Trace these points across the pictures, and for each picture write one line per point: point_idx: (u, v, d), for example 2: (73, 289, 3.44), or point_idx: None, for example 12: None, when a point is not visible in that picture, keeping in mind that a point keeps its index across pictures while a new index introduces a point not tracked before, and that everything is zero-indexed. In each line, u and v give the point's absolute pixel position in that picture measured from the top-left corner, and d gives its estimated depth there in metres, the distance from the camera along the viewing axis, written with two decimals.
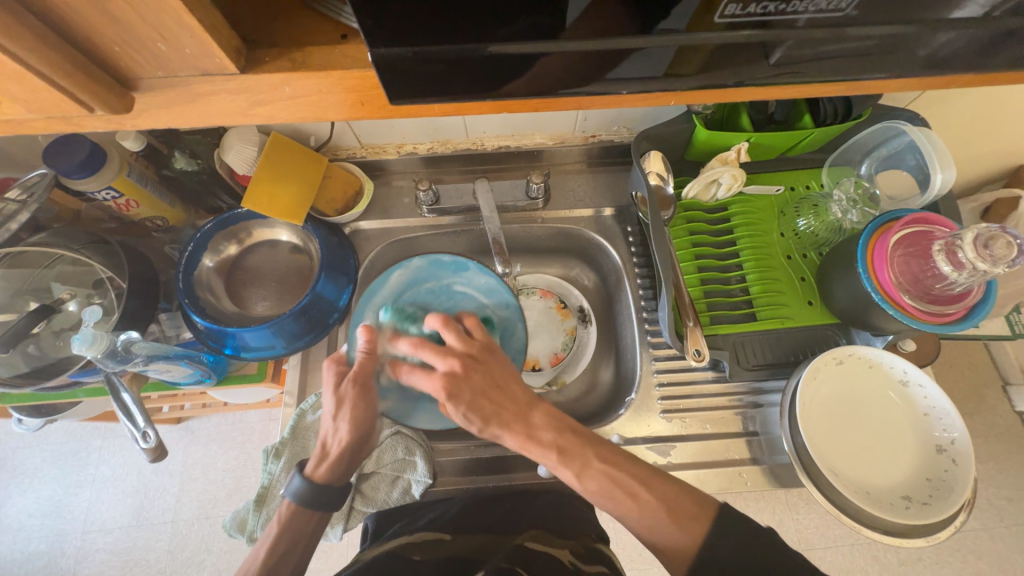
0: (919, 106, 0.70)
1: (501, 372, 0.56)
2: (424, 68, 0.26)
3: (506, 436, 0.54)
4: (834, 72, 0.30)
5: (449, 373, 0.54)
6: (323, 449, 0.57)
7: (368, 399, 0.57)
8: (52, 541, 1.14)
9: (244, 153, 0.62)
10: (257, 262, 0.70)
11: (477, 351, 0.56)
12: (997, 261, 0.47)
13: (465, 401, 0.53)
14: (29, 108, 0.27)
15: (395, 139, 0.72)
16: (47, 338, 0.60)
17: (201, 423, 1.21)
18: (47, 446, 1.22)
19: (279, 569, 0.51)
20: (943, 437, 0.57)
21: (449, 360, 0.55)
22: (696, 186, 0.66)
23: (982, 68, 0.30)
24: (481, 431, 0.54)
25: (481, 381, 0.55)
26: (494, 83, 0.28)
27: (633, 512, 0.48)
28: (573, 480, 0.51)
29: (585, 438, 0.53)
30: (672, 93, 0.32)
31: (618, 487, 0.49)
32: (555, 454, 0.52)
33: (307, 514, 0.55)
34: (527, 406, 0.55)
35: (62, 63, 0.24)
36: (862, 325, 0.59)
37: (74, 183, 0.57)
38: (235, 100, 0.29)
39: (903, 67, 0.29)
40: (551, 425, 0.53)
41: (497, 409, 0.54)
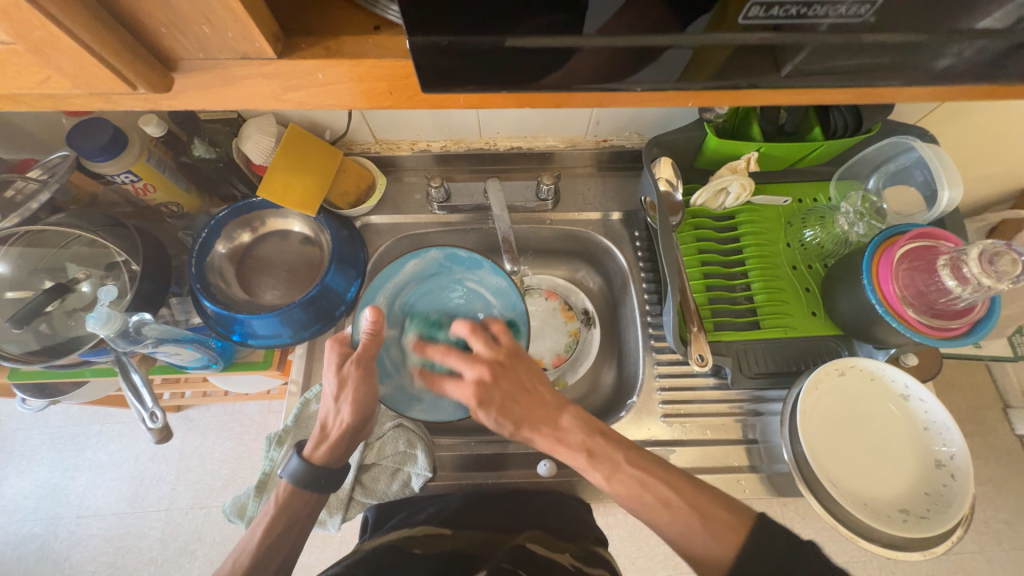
0: (930, 123, 0.71)
1: (528, 377, 0.56)
2: (449, 62, 0.28)
3: (536, 439, 0.54)
4: (850, 78, 0.31)
5: (478, 381, 0.55)
6: (322, 431, 0.57)
7: (370, 382, 0.57)
8: (47, 525, 1.14)
9: (262, 144, 0.64)
10: (267, 252, 0.71)
11: (503, 359, 0.57)
12: (1002, 277, 0.48)
13: (495, 406, 0.54)
14: (73, 83, 0.28)
15: (409, 135, 0.74)
16: (60, 317, 0.61)
17: (201, 412, 1.22)
18: (46, 429, 1.22)
19: (275, 550, 0.52)
20: (943, 452, 0.57)
21: (476, 368, 0.55)
22: (706, 193, 0.67)
23: (992, 79, 0.31)
24: (513, 435, 0.55)
25: (510, 387, 0.55)
26: (518, 73, 0.29)
27: (666, 518, 0.48)
28: (603, 483, 0.51)
29: (611, 439, 0.53)
30: (688, 94, 0.33)
31: (648, 492, 0.49)
32: (585, 457, 0.52)
33: (303, 495, 0.55)
34: (554, 409, 0.55)
35: (109, 39, 0.25)
36: (865, 337, 0.60)
37: (95, 165, 0.58)
38: (269, 85, 0.29)
39: (917, 76, 0.30)
40: (580, 427, 0.53)
41: (527, 413, 0.55)
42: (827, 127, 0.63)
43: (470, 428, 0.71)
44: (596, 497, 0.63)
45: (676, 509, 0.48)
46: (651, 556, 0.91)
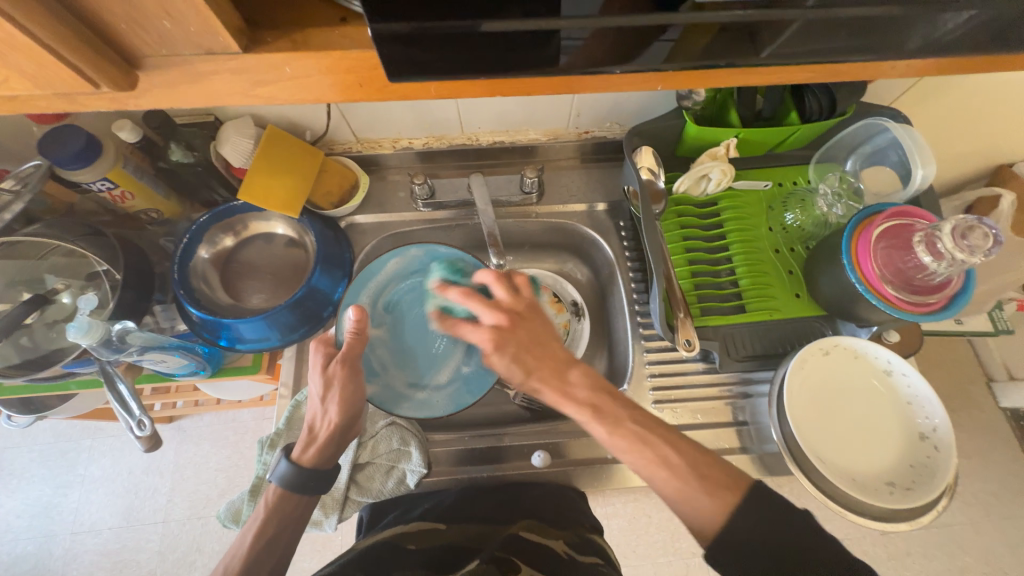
0: (903, 104, 0.72)
1: (542, 329, 0.57)
2: (414, 52, 0.28)
3: (545, 390, 0.54)
4: (814, 55, 0.31)
5: (496, 328, 0.55)
6: (310, 433, 0.57)
7: (357, 381, 0.57)
8: (40, 543, 1.12)
9: (240, 146, 0.63)
10: (252, 256, 0.70)
11: (522, 308, 0.57)
12: (974, 251, 0.49)
13: (510, 353, 0.55)
14: (35, 83, 0.27)
15: (390, 133, 0.73)
16: (40, 329, 0.60)
17: (194, 422, 1.21)
18: (35, 446, 1.20)
19: (267, 555, 0.51)
20: (926, 424, 0.58)
21: (495, 313, 0.56)
22: (687, 180, 0.68)
23: (948, 51, 0.31)
24: (523, 383, 0.55)
25: (525, 337, 0.56)
26: (487, 61, 0.29)
27: (661, 475, 0.48)
28: (605, 437, 0.51)
29: (618, 400, 0.53)
30: (658, 76, 0.33)
31: (648, 450, 0.49)
32: (589, 411, 0.52)
33: (294, 497, 0.55)
34: (566, 362, 0.55)
35: (69, 37, 0.25)
36: (846, 316, 0.61)
37: (69, 173, 0.57)
38: (237, 81, 0.29)
39: (876, 48, 0.31)
40: (588, 384, 0.53)
41: (540, 363, 0.54)
42: (803, 111, 0.64)
43: (464, 424, 0.72)
44: (591, 486, 0.64)
45: (668, 490, 0.48)
46: (650, 543, 0.92)
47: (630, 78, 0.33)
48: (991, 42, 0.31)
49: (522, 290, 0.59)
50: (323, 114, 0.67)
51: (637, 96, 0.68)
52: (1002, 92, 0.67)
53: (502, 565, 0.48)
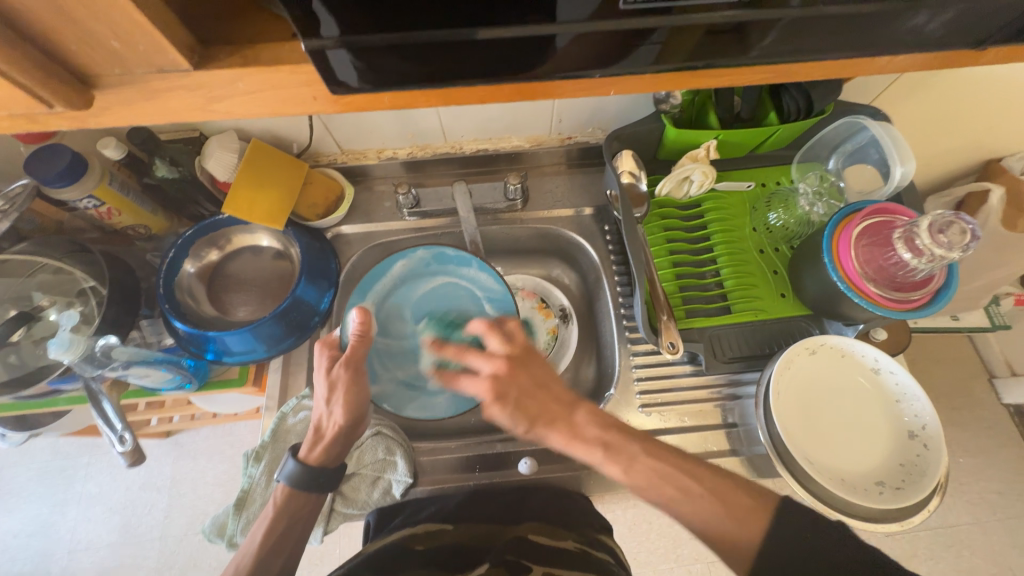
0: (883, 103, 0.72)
1: (545, 373, 0.55)
2: (390, 60, 0.29)
3: (551, 437, 0.52)
4: (760, 54, 0.32)
5: (495, 376, 0.53)
6: (316, 432, 0.57)
7: (361, 384, 0.57)
8: (38, 562, 1.12)
9: (225, 160, 0.64)
10: (238, 269, 0.71)
11: (522, 355, 0.55)
12: (952, 247, 0.49)
13: (511, 401, 0.53)
14: None
15: (374, 144, 0.74)
16: (27, 346, 0.60)
17: (191, 436, 1.21)
18: (33, 464, 1.20)
19: (279, 548, 0.52)
20: (914, 422, 0.58)
21: (492, 362, 0.54)
22: (670, 182, 0.68)
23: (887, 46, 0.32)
24: (527, 434, 0.53)
25: (527, 382, 0.54)
26: (454, 67, 0.30)
27: (685, 507, 0.47)
28: (621, 477, 0.50)
29: (628, 435, 0.52)
30: (607, 80, 0.33)
31: (669, 484, 0.48)
32: (600, 450, 0.51)
33: (301, 496, 0.54)
34: (569, 407, 0.54)
35: (17, 59, 0.25)
36: (833, 315, 0.61)
37: (55, 191, 0.58)
38: (191, 97, 0.30)
39: (815, 45, 0.32)
40: (596, 422, 0.53)
41: (542, 411, 0.53)
42: (781, 111, 0.64)
43: (452, 433, 0.71)
44: (580, 493, 0.63)
45: (677, 509, 0.47)
46: (651, 550, 0.91)
47: (579, 86, 0.33)
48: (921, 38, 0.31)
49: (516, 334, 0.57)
50: (305, 127, 0.68)
51: (616, 100, 0.69)
52: (985, 87, 0.67)
53: (512, 567, 0.49)
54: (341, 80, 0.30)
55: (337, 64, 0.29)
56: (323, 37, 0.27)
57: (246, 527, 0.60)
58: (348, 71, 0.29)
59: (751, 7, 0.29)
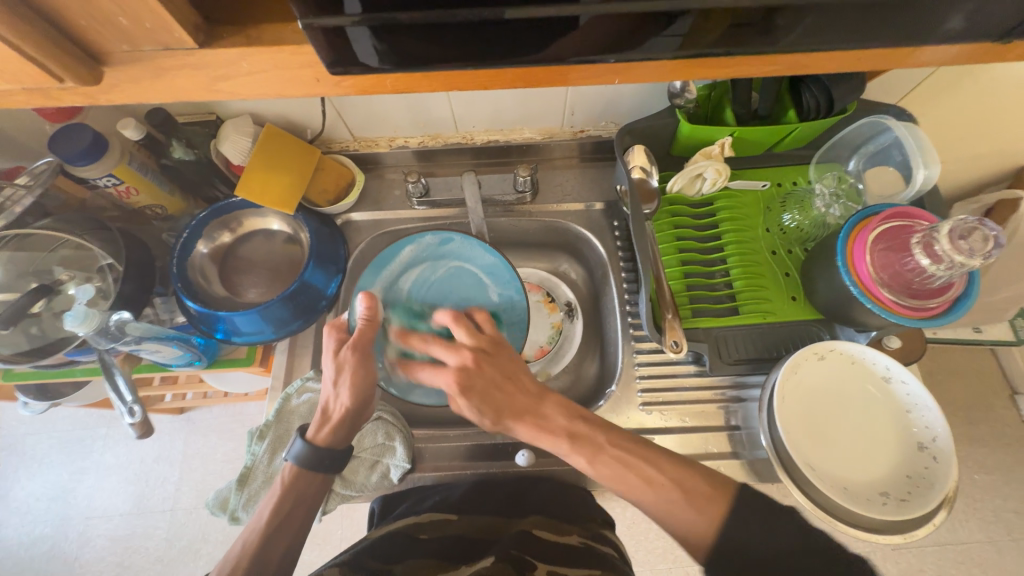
0: (910, 103, 0.70)
1: (512, 364, 0.58)
2: (408, 41, 0.29)
3: (519, 427, 0.55)
4: (771, 43, 0.31)
5: (460, 368, 0.55)
6: (324, 414, 0.58)
7: (368, 366, 0.57)
8: (57, 526, 1.17)
9: (240, 144, 0.65)
10: (250, 251, 0.72)
11: (486, 346, 0.58)
12: (973, 254, 0.47)
13: (476, 393, 0.55)
14: (4, 78, 0.29)
15: (386, 132, 0.75)
16: (47, 318, 0.62)
17: (204, 414, 1.24)
18: (55, 432, 1.25)
19: (286, 526, 0.53)
20: (924, 434, 0.56)
21: (458, 355, 0.56)
22: (681, 179, 0.67)
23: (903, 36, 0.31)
24: (495, 425, 0.55)
25: (492, 373, 0.56)
26: (462, 51, 0.30)
27: (649, 496, 0.48)
28: (585, 467, 0.52)
29: (593, 426, 0.54)
30: (613, 66, 0.33)
31: (631, 472, 0.50)
32: (566, 441, 0.53)
33: (310, 476, 0.56)
34: (537, 398, 0.56)
35: (29, 34, 0.26)
36: (845, 321, 0.59)
37: (77, 169, 0.59)
38: (196, 75, 0.31)
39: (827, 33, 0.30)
40: (563, 412, 0.54)
41: (508, 402, 0.55)
42: (800, 108, 0.62)
43: (452, 422, 0.72)
44: (577, 487, 0.63)
45: (646, 499, 0.49)
46: (649, 549, 0.91)
47: (585, 75, 0.33)
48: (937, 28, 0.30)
49: (484, 327, 0.60)
50: (319, 112, 0.68)
51: (630, 94, 0.68)
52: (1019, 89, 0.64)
53: (517, 564, 0.48)
54: (361, 62, 0.30)
55: (357, 44, 0.29)
56: (345, 13, 0.27)
57: (248, 503, 0.62)
58: (368, 51, 0.29)
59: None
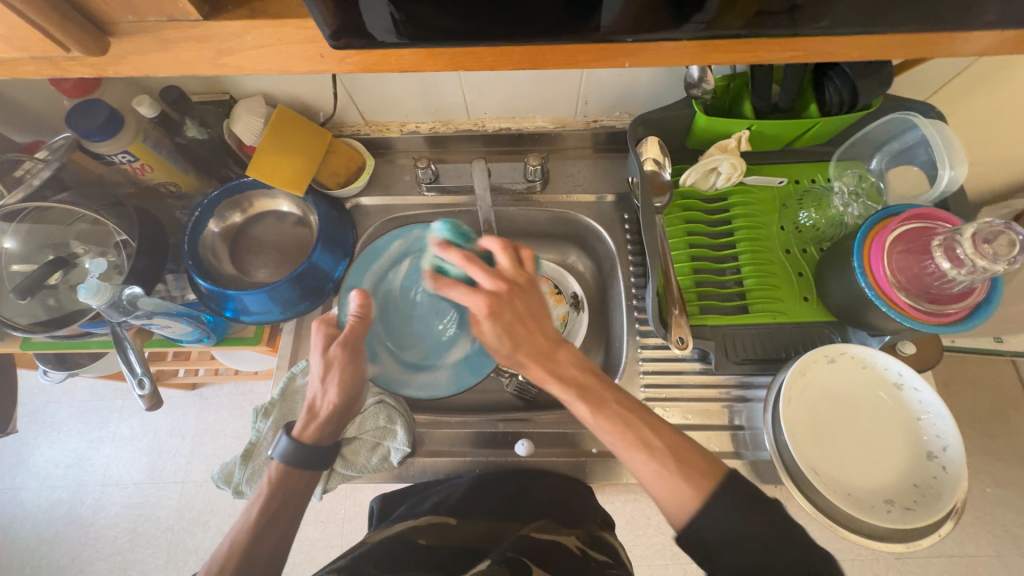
0: (940, 100, 0.67)
1: (542, 305, 0.53)
2: (427, 11, 0.28)
3: (531, 366, 0.51)
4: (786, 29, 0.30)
5: (494, 296, 0.51)
6: (310, 411, 0.58)
7: (357, 364, 0.58)
8: (74, 492, 1.21)
9: (252, 124, 0.66)
10: (261, 232, 0.73)
11: (522, 282, 0.54)
12: (998, 259, 0.45)
13: (502, 323, 0.51)
14: (12, 45, 0.30)
15: (398, 117, 0.74)
16: (64, 291, 0.64)
17: (215, 391, 1.27)
18: (73, 402, 1.29)
19: (275, 524, 0.53)
20: (936, 443, 0.54)
21: (494, 281, 0.52)
22: (694, 173, 0.66)
23: (923, 23, 0.29)
24: (508, 357, 0.52)
25: (523, 309, 0.52)
26: (476, 25, 0.29)
27: (642, 458, 0.46)
28: (587, 418, 0.48)
29: (603, 382, 0.50)
30: (624, 49, 0.32)
31: (629, 432, 0.47)
32: (575, 391, 0.49)
33: (296, 473, 0.57)
34: (555, 343, 0.52)
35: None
36: (859, 324, 0.57)
37: (93, 144, 0.60)
38: (200, 48, 0.31)
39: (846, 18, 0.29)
40: (577, 364, 0.51)
41: (530, 337, 0.51)
42: (822, 103, 0.59)
43: (454, 409, 0.73)
44: (575, 480, 0.63)
45: (640, 466, 0.46)
46: (648, 545, 0.90)
47: (599, 54, 0.32)
48: (958, 13, 0.29)
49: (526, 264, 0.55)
50: (330, 94, 0.68)
51: (646, 83, 0.66)
52: None
53: (513, 565, 0.48)
54: (377, 35, 0.29)
55: (371, 12, 0.28)
56: None
57: (252, 477, 0.64)
58: (383, 24, 0.29)
59: None
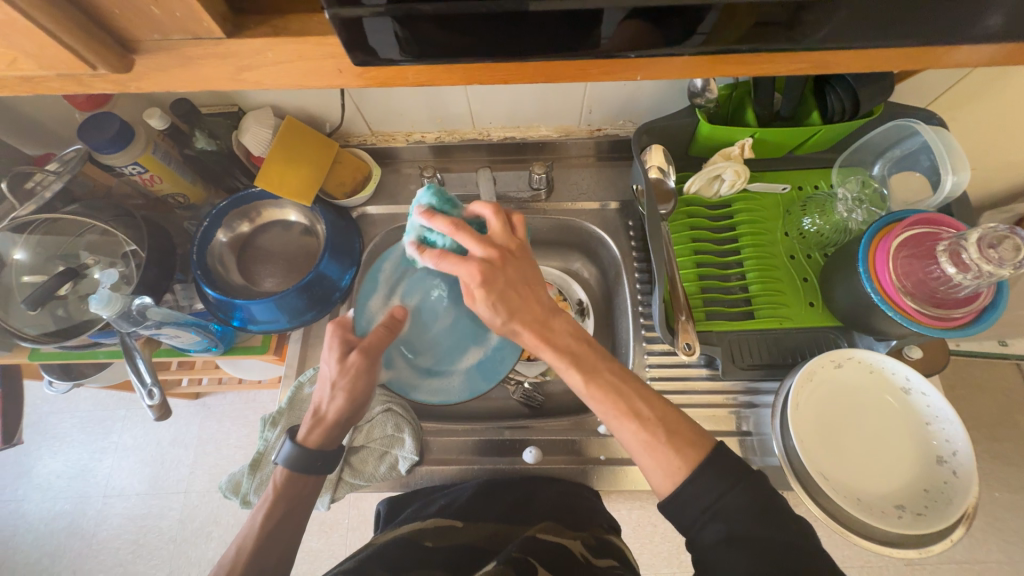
0: (941, 106, 0.68)
1: (532, 270, 0.52)
2: (433, 31, 0.29)
3: (525, 333, 0.50)
4: (786, 46, 0.31)
5: (487, 262, 0.49)
6: (316, 416, 0.57)
7: (371, 375, 0.57)
8: (76, 503, 1.21)
9: (260, 135, 0.67)
10: (268, 242, 0.73)
11: (515, 249, 0.52)
12: (1003, 263, 0.45)
13: (497, 291, 0.49)
14: (38, 63, 0.31)
15: (404, 127, 0.75)
16: (73, 302, 0.65)
17: (218, 400, 1.27)
18: (77, 412, 1.29)
19: (279, 533, 0.53)
20: (946, 448, 0.54)
21: (487, 247, 0.50)
22: (699, 180, 0.66)
23: (924, 36, 0.30)
24: (503, 326, 0.51)
25: (516, 276, 0.51)
26: (484, 41, 0.30)
27: (631, 427, 0.45)
28: (580, 387, 0.48)
29: (596, 351, 0.50)
30: (634, 64, 0.33)
31: (621, 401, 0.46)
32: (568, 358, 0.49)
33: (300, 478, 0.56)
34: (550, 312, 0.52)
35: (60, 17, 0.27)
36: (865, 329, 0.57)
37: (104, 156, 0.61)
38: (224, 66, 0.32)
39: (848, 33, 0.30)
40: (571, 333, 0.51)
41: (524, 306, 0.51)
42: (824, 111, 0.60)
43: (461, 416, 0.73)
44: (583, 488, 0.63)
45: (625, 431, 0.46)
46: (655, 554, 0.90)
47: (607, 69, 0.33)
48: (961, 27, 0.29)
49: (517, 230, 0.54)
50: (338, 106, 0.69)
51: (649, 92, 0.67)
52: None
53: (519, 567, 0.47)
54: (389, 51, 0.30)
55: (376, 35, 0.29)
56: (366, 5, 0.27)
57: (259, 487, 0.63)
58: (388, 40, 0.29)
59: None
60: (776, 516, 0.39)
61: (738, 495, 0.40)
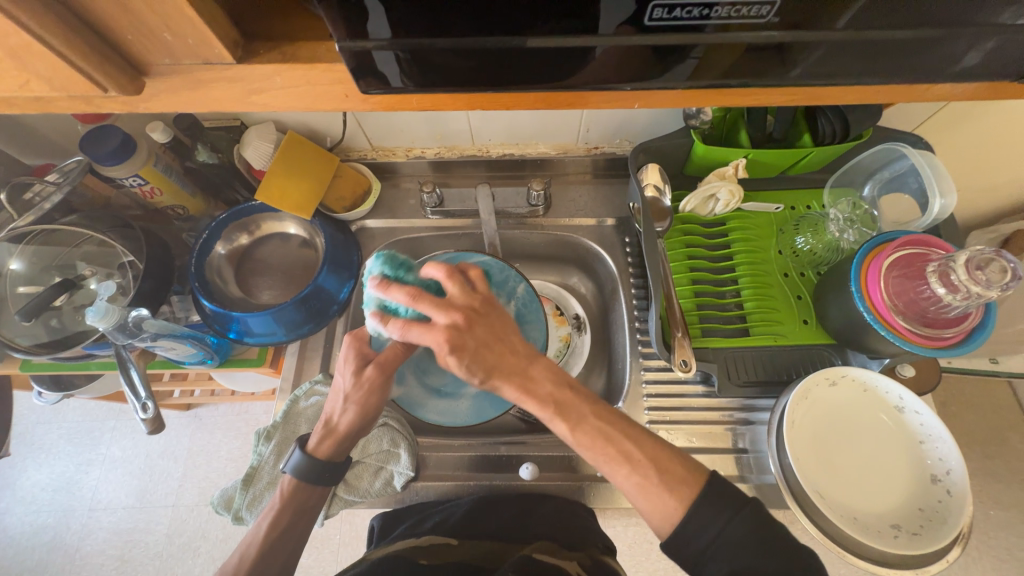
0: (928, 130, 0.69)
1: (502, 324, 0.48)
2: (436, 61, 0.30)
3: (505, 388, 0.47)
4: (776, 80, 0.32)
5: (452, 327, 0.45)
6: (326, 426, 0.56)
7: (384, 391, 0.55)
8: (59, 517, 1.18)
9: (262, 149, 0.67)
10: (267, 254, 0.73)
11: (478, 304, 0.48)
12: (990, 285, 0.46)
13: (468, 354, 0.45)
14: (50, 85, 0.31)
15: (404, 143, 0.76)
16: (68, 312, 0.64)
17: (210, 411, 1.26)
18: (64, 423, 1.27)
19: (281, 545, 0.53)
20: (939, 467, 0.54)
21: (449, 312, 0.46)
22: (694, 199, 0.67)
23: (907, 73, 0.31)
24: (482, 384, 0.47)
25: (485, 335, 0.47)
26: (484, 71, 0.31)
27: (623, 472, 0.44)
28: (566, 436, 0.45)
29: (582, 395, 0.47)
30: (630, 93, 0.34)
31: (612, 447, 0.44)
32: (552, 409, 0.46)
33: (308, 488, 0.56)
34: (527, 360, 0.48)
35: (75, 43, 0.28)
36: (858, 347, 0.58)
37: (106, 169, 0.61)
38: (234, 88, 0.33)
39: (835, 71, 0.31)
40: (552, 378, 0.47)
41: (500, 362, 0.47)
42: (815, 133, 0.62)
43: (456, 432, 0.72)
44: (578, 505, 0.62)
45: (619, 477, 0.44)
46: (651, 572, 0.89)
47: (603, 97, 0.34)
48: (943, 68, 0.31)
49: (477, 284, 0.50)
50: (339, 122, 0.70)
51: (645, 113, 0.68)
52: None
53: None
54: (393, 77, 0.31)
55: (384, 64, 0.30)
56: (371, 39, 0.28)
57: (252, 502, 0.62)
58: (393, 69, 0.30)
59: (800, 28, 0.28)
60: (771, 537, 0.39)
61: (737, 525, 0.40)
